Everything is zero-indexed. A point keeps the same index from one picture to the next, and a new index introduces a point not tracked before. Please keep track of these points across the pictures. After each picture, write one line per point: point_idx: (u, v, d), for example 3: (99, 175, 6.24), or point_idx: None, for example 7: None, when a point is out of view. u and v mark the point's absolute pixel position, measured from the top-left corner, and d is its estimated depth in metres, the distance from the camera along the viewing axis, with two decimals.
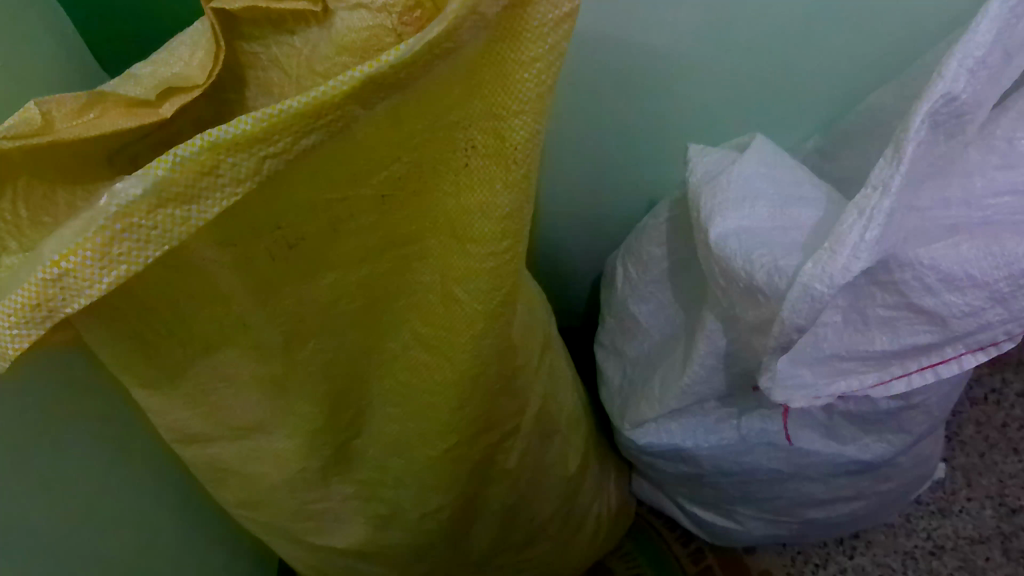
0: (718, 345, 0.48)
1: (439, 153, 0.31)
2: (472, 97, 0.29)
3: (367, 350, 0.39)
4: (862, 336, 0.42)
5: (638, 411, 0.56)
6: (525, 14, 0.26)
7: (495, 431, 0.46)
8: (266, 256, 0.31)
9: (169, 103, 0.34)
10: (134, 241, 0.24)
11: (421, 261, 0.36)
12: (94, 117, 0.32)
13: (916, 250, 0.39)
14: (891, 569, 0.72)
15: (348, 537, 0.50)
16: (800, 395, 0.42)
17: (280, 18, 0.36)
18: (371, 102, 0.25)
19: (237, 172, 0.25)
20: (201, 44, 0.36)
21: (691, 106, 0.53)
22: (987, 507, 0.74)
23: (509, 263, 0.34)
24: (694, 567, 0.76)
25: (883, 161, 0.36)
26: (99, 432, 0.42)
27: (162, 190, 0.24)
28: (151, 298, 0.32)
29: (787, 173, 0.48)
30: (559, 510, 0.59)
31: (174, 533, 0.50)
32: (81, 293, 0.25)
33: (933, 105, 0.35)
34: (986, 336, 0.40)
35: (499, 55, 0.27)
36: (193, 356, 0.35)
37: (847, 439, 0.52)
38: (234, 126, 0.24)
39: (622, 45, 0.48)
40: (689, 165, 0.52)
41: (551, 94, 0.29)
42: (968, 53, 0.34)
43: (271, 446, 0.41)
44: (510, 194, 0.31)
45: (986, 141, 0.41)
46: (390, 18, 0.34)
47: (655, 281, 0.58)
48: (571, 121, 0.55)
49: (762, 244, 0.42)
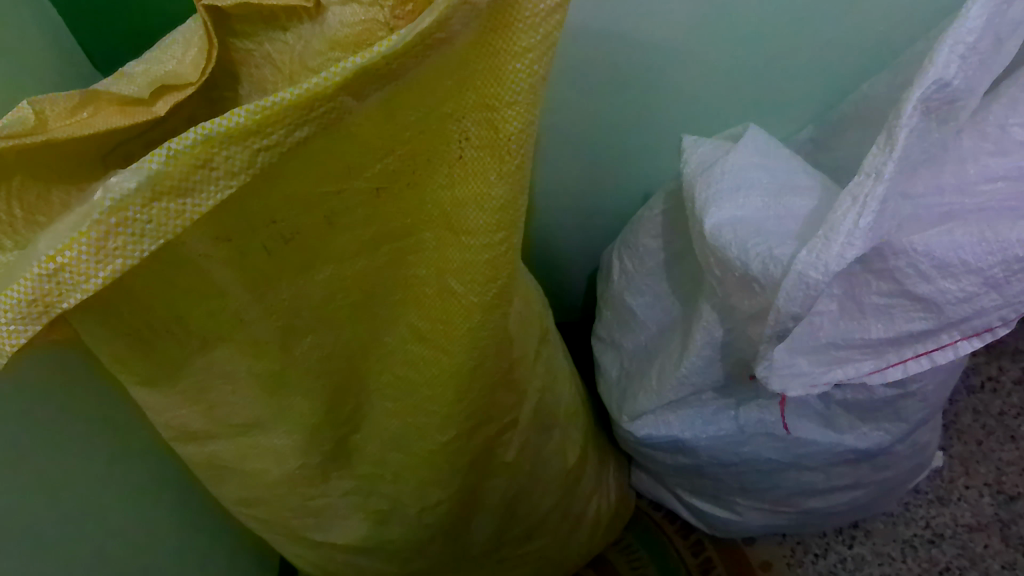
0: (715, 336, 0.48)
1: (433, 145, 0.31)
2: (464, 89, 0.29)
3: (363, 344, 0.39)
4: (858, 324, 0.42)
5: (636, 403, 0.56)
6: (516, 5, 0.26)
7: (494, 424, 0.46)
8: (262, 251, 0.32)
9: (162, 102, 0.35)
10: (129, 235, 0.24)
11: (417, 254, 0.36)
12: (88, 116, 0.33)
13: (910, 237, 0.39)
14: (890, 558, 0.72)
15: (349, 531, 0.50)
16: (796, 383, 0.42)
17: (272, 15, 0.36)
18: (363, 93, 0.25)
19: (231, 166, 0.25)
20: (195, 42, 0.36)
21: (684, 98, 0.53)
22: (985, 495, 0.74)
23: (505, 254, 0.34)
24: (694, 558, 0.76)
25: (876, 147, 0.36)
26: (98, 431, 0.42)
27: (157, 184, 0.24)
28: (147, 295, 0.32)
29: (781, 162, 0.48)
30: (559, 504, 0.60)
31: (176, 531, 0.50)
32: (77, 288, 0.25)
33: (925, 92, 0.35)
34: (982, 322, 0.40)
35: (490, 46, 0.28)
36: (190, 352, 0.35)
37: (845, 428, 0.53)
38: (227, 119, 0.24)
39: (615, 38, 0.48)
40: (683, 156, 0.52)
41: (543, 86, 0.29)
42: (959, 39, 0.34)
43: (270, 443, 0.42)
44: (504, 185, 0.31)
45: (978, 128, 0.41)
46: (382, 12, 0.34)
47: (651, 273, 0.58)
48: (564, 116, 0.55)
49: (756, 233, 0.42)
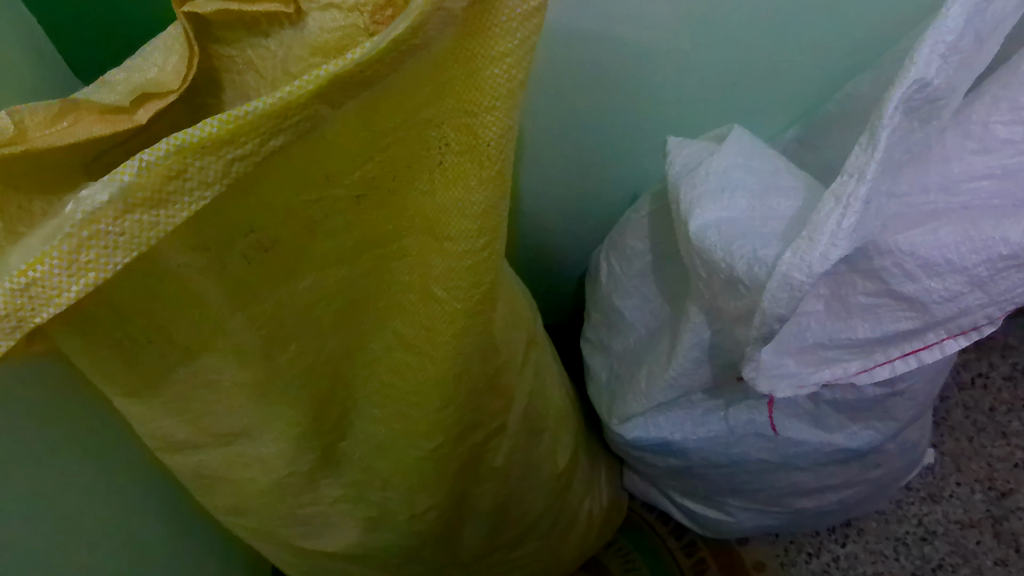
0: (703, 337, 0.48)
1: (414, 151, 0.31)
2: (443, 95, 0.29)
3: (347, 351, 0.39)
4: (845, 324, 0.42)
5: (625, 405, 0.56)
6: (493, 9, 0.26)
7: (481, 429, 0.46)
8: (241, 260, 0.31)
9: (143, 108, 0.35)
10: (102, 248, 0.24)
11: (399, 260, 0.35)
12: (68, 125, 0.32)
13: (895, 237, 0.39)
14: (883, 556, 0.72)
15: (339, 539, 0.50)
16: (784, 384, 0.42)
17: (253, 21, 0.36)
18: (338, 100, 0.25)
19: (205, 176, 0.24)
20: (176, 48, 0.36)
21: (668, 100, 0.53)
22: (977, 491, 0.74)
23: (487, 259, 0.34)
24: (687, 560, 0.75)
25: (859, 147, 0.36)
26: (81, 442, 0.42)
27: (128, 197, 0.23)
28: (126, 306, 0.31)
29: (766, 163, 0.48)
30: (550, 507, 0.59)
31: (162, 542, 0.49)
32: (50, 302, 0.24)
33: (905, 91, 0.35)
34: (968, 320, 0.41)
35: (468, 51, 0.27)
36: (175, 362, 0.35)
37: (835, 428, 0.53)
38: (201, 129, 0.23)
39: (600, 40, 0.48)
40: (669, 158, 0.52)
41: (522, 90, 0.29)
42: (940, 37, 0.34)
43: (257, 452, 0.41)
44: (485, 191, 0.31)
45: (963, 126, 0.40)
46: (362, 17, 0.34)
47: (639, 274, 0.58)
48: (550, 119, 0.54)
49: (742, 234, 0.42)
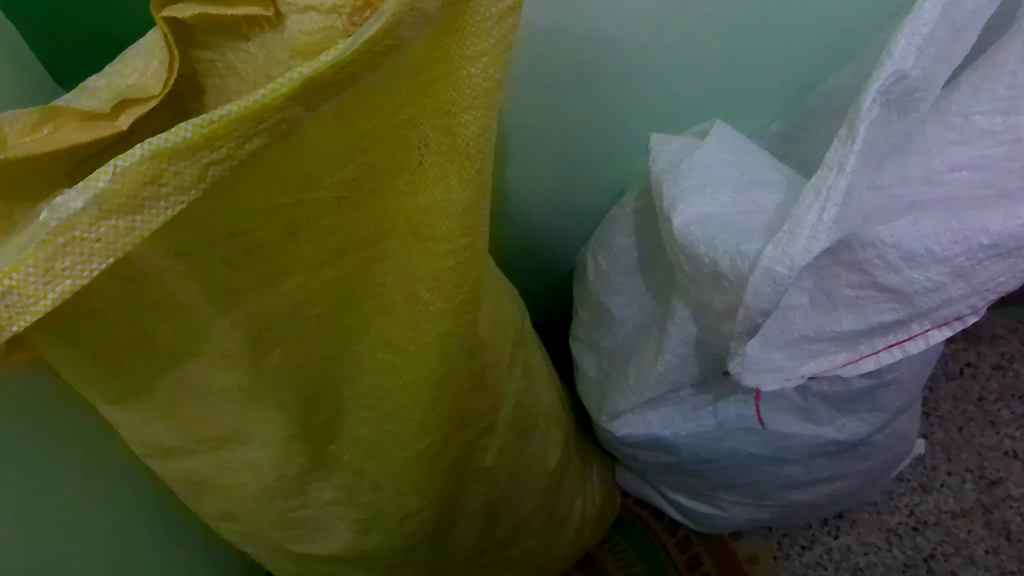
0: (690, 333, 0.48)
1: (394, 152, 0.31)
2: (421, 95, 0.29)
3: (332, 354, 0.39)
4: (829, 317, 0.42)
5: (615, 402, 0.56)
6: (468, 8, 0.26)
7: (470, 429, 0.46)
8: (224, 264, 0.31)
9: (125, 115, 0.34)
10: (78, 254, 0.24)
11: (383, 262, 0.35)
12: (50, 131, 0.32)
13: (878, 229, 0.39)
14: (876, 547, 0.73)
15: (330, 542, 0.50)
16: (771, 377, 0.42)
17: (234, 25, 0.36)
18: (315, 102, 0.25)
19: (181, 181, 0.24)
20: (156, 53, 0.35)
21: (652, 96, 0.53)
22: (967, 480, 0.75)
23: (470, 258, 0.34)
24: (681, 555, 0.75)
25: (838, 140, 0.36)
26: (67, 451, 0.41)
27: (104, 203, 0.23)
28: (107, 313, 0.31)
29: (748, 158, 0.48)
30: (543, 505, 0.60)
31: (152, 549, 0.49)
32: (27, 310, 0.24)
33: (882, 83, 0.35)
34: (951, 310, 0.41)
35: (445, 51, 0.27)
36: (161, 368, 0.35)
37: (824, 420, 0.53)
38: (176, 134, 0.23)
39: (581, 39, 0.48)
40: (652, 154, 0.52)
41: (500, 89, 0.29)
42: (916, 30, 0.34)
43: (245, 457, 0.41)
44: (465, 190, 0.31)
45: (941, 118, 0.40)
46: (341, 19, 0.34)
47: (626, 272, 0.58)
48: (535, 118, 0.54)
49: (725, 230, 0.42)
